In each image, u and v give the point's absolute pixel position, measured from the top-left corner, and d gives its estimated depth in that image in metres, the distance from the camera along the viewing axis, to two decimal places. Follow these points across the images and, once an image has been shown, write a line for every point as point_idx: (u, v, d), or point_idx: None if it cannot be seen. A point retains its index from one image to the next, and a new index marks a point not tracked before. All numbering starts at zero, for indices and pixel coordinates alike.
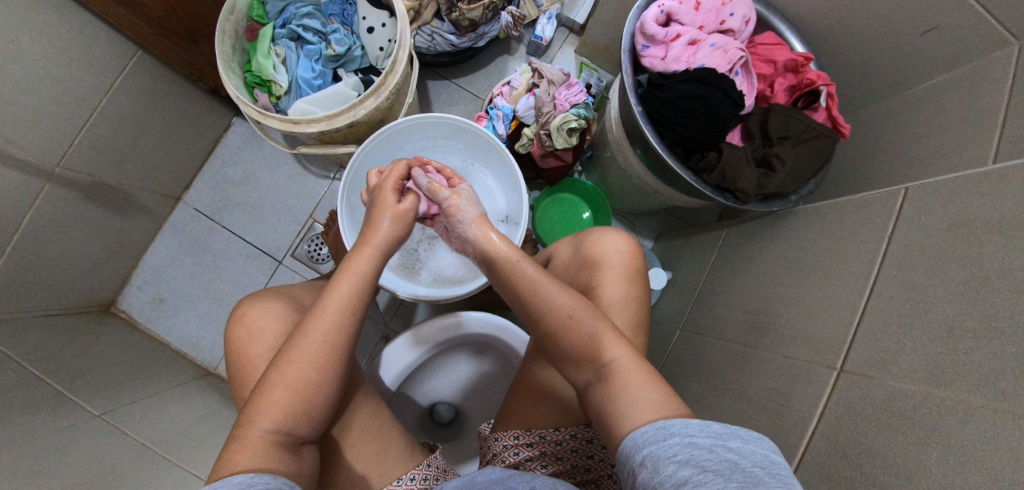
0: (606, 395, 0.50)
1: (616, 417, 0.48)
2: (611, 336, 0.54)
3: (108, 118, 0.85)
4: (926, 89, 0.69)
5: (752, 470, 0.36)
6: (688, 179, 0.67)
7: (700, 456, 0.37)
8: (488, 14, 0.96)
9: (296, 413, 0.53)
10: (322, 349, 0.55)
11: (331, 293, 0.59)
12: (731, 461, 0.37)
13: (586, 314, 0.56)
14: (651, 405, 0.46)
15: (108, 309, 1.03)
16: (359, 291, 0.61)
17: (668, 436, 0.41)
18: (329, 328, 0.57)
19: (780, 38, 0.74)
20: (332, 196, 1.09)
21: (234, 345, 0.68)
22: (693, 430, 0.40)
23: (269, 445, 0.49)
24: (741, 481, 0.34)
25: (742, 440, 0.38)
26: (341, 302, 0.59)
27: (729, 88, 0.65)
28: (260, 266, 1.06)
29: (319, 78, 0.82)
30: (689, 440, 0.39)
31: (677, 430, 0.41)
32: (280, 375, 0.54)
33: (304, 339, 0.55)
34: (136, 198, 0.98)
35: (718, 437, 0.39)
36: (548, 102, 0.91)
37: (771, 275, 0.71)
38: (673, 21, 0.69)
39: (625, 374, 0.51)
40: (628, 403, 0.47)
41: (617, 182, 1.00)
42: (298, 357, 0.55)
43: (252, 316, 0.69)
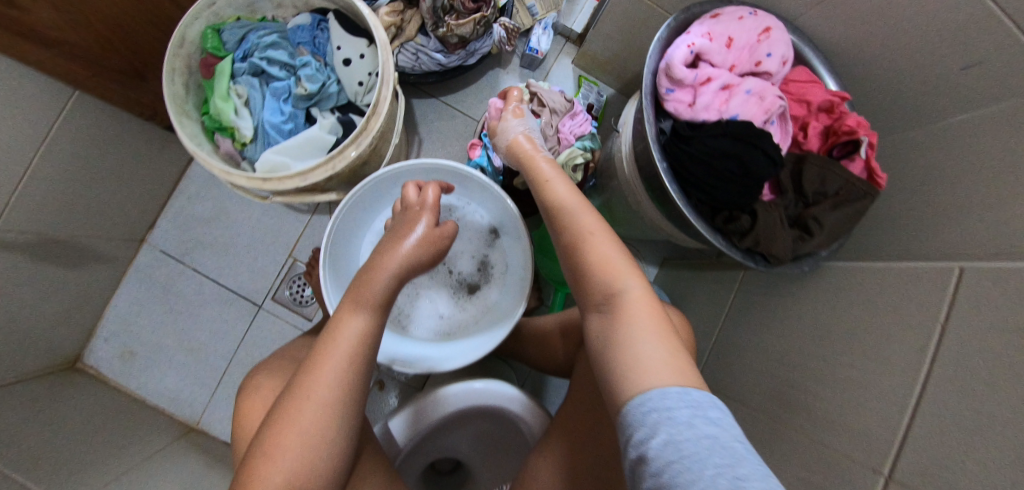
0: (615, 331, 0.46)
1: (623, 362, 0.44)
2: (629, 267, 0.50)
3: (47, 167, 0.73)
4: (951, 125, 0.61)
5: (732, 446, 0.35)
6: (719, 246, 0.59)
7: (678, 438, 0.35)
8: (479, 28, 0.85)
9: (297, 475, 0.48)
10: (322, 399, 0.50)
11: (341, 324, 0.55)
12: (711, 436, 0.35)
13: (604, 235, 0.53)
14: (667, 369, 0.41)
15: (74, 366, 0.95)
16: (366, 332, 0.56)
17: (646, 415, 0.38)
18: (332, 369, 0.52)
19: (816, 74, 0.66)
20: (313, 232, 0.99)
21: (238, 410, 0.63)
22: (671, 402, 0.38)
23: None
24: (720, 466, 0.33)
25: (717, 411, 0.38)
26: (350, 337, 0.54)
27: (767, 146, 0.57)
28: (237, 312, 0.97)
29: (290, 122, 0.70)
30: (666, 418, 0.37)
31: (654, 403, 0.38)
32: (279, 434, 0.49)
33: (305, 381, 0.51)
34: (91, 248, 0.87)
35: (697, 407, 0.37)
36: (551, 135, 0.82)
37: (799, 341, 0.65)
38: (701, 61, 0.60)
39: (638, 309, 0.47)
40: (641, 353, 0.43)
41: (622, 213, 0.92)
42: (296, 403, 0.50)
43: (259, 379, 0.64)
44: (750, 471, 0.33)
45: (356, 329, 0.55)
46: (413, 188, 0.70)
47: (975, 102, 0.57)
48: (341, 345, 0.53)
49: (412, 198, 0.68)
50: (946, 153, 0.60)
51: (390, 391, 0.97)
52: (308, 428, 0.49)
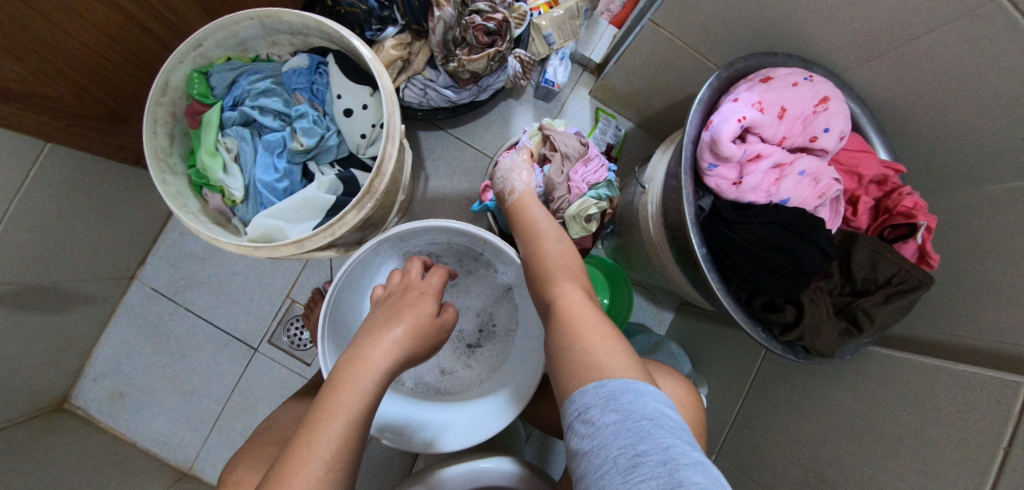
0: (556, 336, 0.48)
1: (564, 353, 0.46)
2: (567, 279, 0.55)
3: (25, 214, 0.67)
4: (1007, 203, 0.54)
5: (641, 423, 0.36)
6: (760, 340, 0.53)
7: (592, 432, 0.37)
8: (493, 64, 0.79)
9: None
10: None
11: (319, 424, 0.50)
12: (620, 419, 0.37)
13: (548, 261, 0.59)
14: (611, 364, 0.42)
15: (61, 407, 0.90)
16: (348, 437, 0.51)
17: (571, 413, 0.41)
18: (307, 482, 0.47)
19: (867, 142, 0.61)
20: (312, 271, 0.94)
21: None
22: (589, 396, 0.40)
23: None
24: (623, 447, 0.35)
25: (633, 392, 0.39)
26: (328, 442, 0.49)
27: (823, 240, 0.51)
28: (233, 354, 0.93)
29: (285, 180, 0.64)
30: (584, 414, 0.39)
31: (577, 403, 0.40)
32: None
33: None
34: (76, 290, 0.82)
35: (611, 397, 0.39)
36: (560, 184, 0.75)
37: (836, 430, 0.61)
38: (751, 133, 0.55)
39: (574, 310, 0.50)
40: (576, 349, 0.45)
41: (639, 262, 0.86)
42: None
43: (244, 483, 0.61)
44: (655, 444, 0.35)
45: (344, 418, 0.51)
46: (419, 267, 0.72)
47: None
48: (321, 449, 0.48)
49: (416, 278, 0.69)
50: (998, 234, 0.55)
51: None
52: None
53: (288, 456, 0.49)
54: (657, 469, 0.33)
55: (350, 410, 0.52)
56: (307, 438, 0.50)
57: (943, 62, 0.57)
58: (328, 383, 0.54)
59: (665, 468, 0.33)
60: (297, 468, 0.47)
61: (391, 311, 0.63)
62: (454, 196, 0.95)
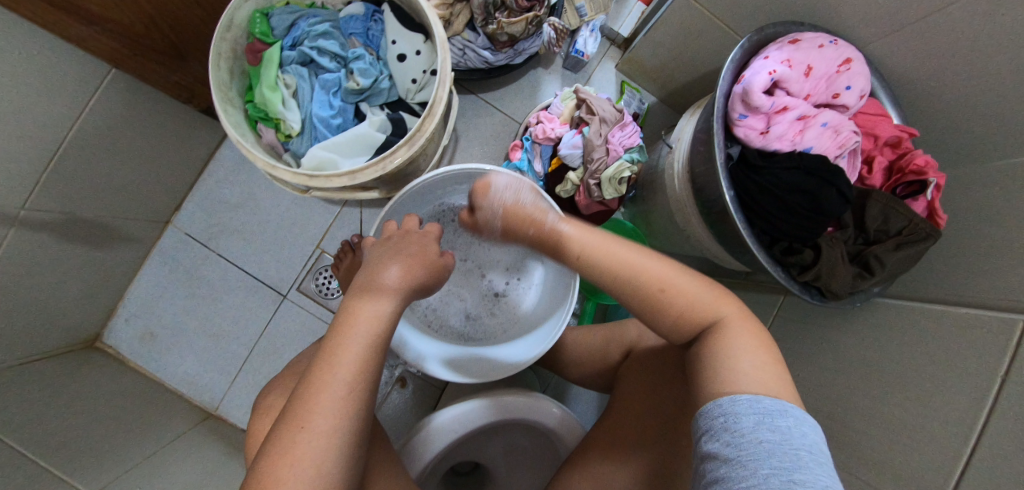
0: (712, 358, 0.45)
1: (717, 370, 0.44)
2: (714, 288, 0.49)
3: (81, 147, 0.71)
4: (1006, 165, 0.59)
5: (797, 453, 0.37)
6: (780, 277, 0.58)
7: (741, 442, 0.38)
8: (530, 28, 0.83)
9: (308, 478, 0.46)
10: (322, 431, 0.48)
11: (340, 347, 0.53)
12: (774, 442, 0.38)
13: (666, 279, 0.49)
14: (771, 381, 0.43)
15: (93, 345, 0.93)
16: (366, 359, 0.53)
17: (713, 419, 0.41)
18: (330, 398, 0.50)
19: (884, 108, 0.66)
20: (343, 224, 0.98)
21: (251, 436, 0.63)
22: (739, 408, 0.40)
23: None
24: (776, 469, 0.36)
25: (785, 417, 0.39)
26: (348, 364, 0.52)
27: (842, 185, 0.56)
28: (262, 300, 0.96)
29: (339, 117, 0.69)
30: (732, 422, 0.40)
31: (725, 410, 0.41)
32: (284, 453, 0.47)
33: (302, 406, 0.49)
34: (119, 228, 0.85)
35: (765, 415, 0.39)
36: (599, 146, 0.79)
37: (842, 375, 0.66)
38: (778, 89, 0.59)
39: (727, 327, 0.47)
40: (740, 368, 0.43)
41: (659, 225, 0.91)
42: (290, 430, 0.48)
43: (272, 403, 0.64)
44: (811, 478, 0.36)
45: (361, 343, 0.53)
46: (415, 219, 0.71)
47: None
48: (341, 371, 0.51)
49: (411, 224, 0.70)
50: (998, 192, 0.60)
51: (413, 387, 0.97)
52: (315, 437, 0.48)
53: (311, 379, 0.51)
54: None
55: (366, 334, 0.54)
56: (327, 360, 0.52)
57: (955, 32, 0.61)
58: (341, 313, 0.57)
59: None
60: (320, 386, 0.50)
61: (388, 254, 0.63)
62: (483, 158, 0.99)
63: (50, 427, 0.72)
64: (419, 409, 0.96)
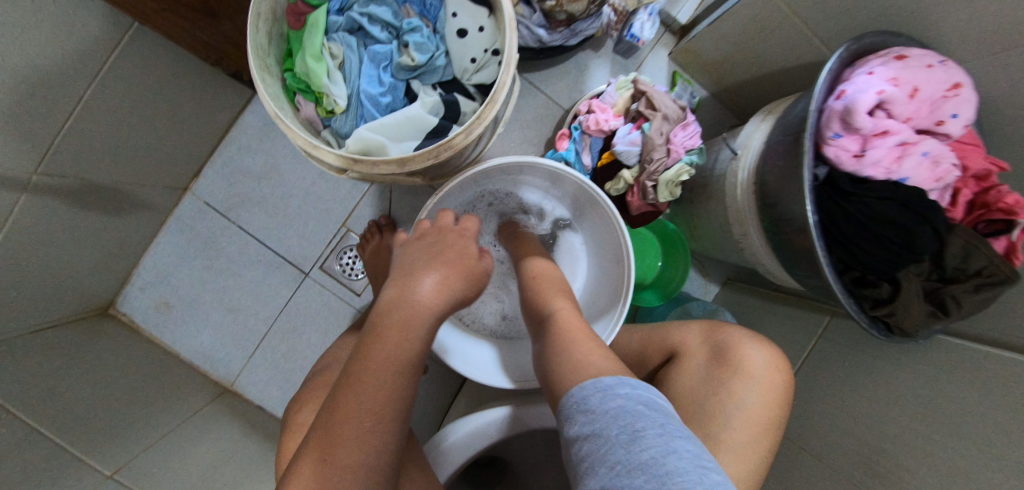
0: (551, 342, 0.56)
1: (559, 359, 0.53)
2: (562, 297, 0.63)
3: (97, 108, 0.65)
4: None
5: (637, 407, 0.42)
6: (853, 310, 0.56)
7: (592, 421, 0.42)
8: (592, 8, 0.76)
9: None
10: (346, 464, 0.44)
11: (365, 369, 0.48)
12: (620, 405, 0.42)
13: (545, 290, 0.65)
14: (599, 361, 0.50)
15: (106, 311, 0.89)
16: (394, 385, 0.48)
17: (573, 408, 0.46)
18: (354, 429, 0.46)
19: (979, 138, 0.60)
20: (371, 203, 0.93)
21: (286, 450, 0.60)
22: (588, 392, 0.45)
23: None
24: (620, 425, 0.40)
25: (627, 385, 0.44)
26: (373, 392, 0.47)
27: (939, 222, 0.53)
28: (283, 276, 0.92)
29: (389, 95, 0.64)
30: (584, 406, 0.44)
31: (579, 399, 0.46)
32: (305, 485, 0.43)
33: (326, 432, 0.46)
34: (135, 194, 0.79)
35: (607, 389, 0.45)
36: (660, 145, 0.74)
37: (889, 407, 0.65)
38: (879, 109, 0.54)
39: (570, 329, 0.57)
40: (574, 353, 0.52)
41: (705, 231, 0.87)
42: (312, 458, 0.45)
43: (306, 416, 0.62)
44: (649, 421, 0.40)
45: (388, 368, 0.48)
46: (451, 216, 0.66)
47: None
48: (365, 396, 0.47)
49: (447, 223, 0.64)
50: None
51: (436, 376, 0.95)
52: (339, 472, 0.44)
53: (335, 401, 0.47)
54: (654, 440, 0.38)
55: (388, 361, 0.49)
56: (352, 382, 0.48)
57: None
58: (369, 325, 0.52)
59: (659, 437, 0.38)
60: (342, 413, 0.46)
61: (427, 258, 0.58)
62: (524, 144, 0.93)
63: (66, 401, 0.69)
64: (442, 398, 0.95)
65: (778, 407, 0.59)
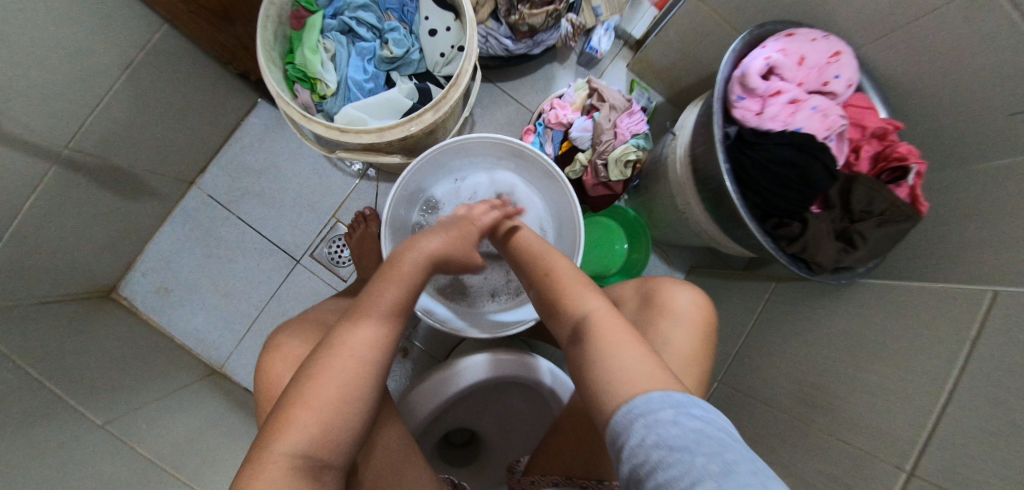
0: (591, 346, 0.51)
1: (606, 389, 0.47)
2: (587, 292, 0.58)
3: (122, 100, 0.76)
4: (991, 168, 0.64)
5: (716, 434, 0.39)
6: (769, 245, 0.64)
7: (665, 438, 0.39)
8: (550, 21, 0.88)
9: (319, 436, 0.47)
10: (357, 363, 0.51)
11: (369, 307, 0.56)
12: (696, 428, 0.39)
13: (560, 278, 0.61)
14: (637, 373, 0.46)
15: (109, 295, 0.96)
16: (397, 313, 0.57)
17: (633, 420, 0.42)
18: (367, 338, 0.53)
19: (873, 102, 0.70)
20: (360, 196, 1.02)
21: (270, 382, 0.64)
22: (655, 405, 0.42)
23: (289, 469, 0.45)
24: (708, 455, 0.37)
25: (702, 409, 0.41)
26: (381, 311, 0.56)
27: (828, 159, 0.62)
28: (276, 263, 1.00)
29: (371, 82, 0.76)
30: (652, 422, 0.41)
31: (642, 410, 0.42)
32: (316, 372, 0.50)
33: (343, 340, 0.53)
34: (148, 182, 0.89)
35: (679, 406, 0.41)
36: (607, 129, 0.85)
37: (823, 349, 0.71)
38: (774, 74, 0.64)
39: (606, 332, 0.52)
40: (616, 365, 0.48)
41: (663, 214, 0.96)
42: (327, 363, 0.51)
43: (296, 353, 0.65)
44: (735, 455, 0.38)
45: (395, 296, 0.57)
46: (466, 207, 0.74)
47: (1002, 150, 0.63)
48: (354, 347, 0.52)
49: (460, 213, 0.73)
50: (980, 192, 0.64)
51: (415, 357, 0.99)
52: (355, 365, 0.51)
53: (342, 325, 0.55)
54: (750, 477, 0.36)
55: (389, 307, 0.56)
56: (347, 330, 0.54)
57: (945, 44, 0.66)
58: (325, 341, 0.54)
59: (752, 474, 0.36)
60: (354, 334, 0.53)
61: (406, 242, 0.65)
62: None
63: (64, 361, 0.75)
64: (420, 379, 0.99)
65: (707, 342, 0.62)
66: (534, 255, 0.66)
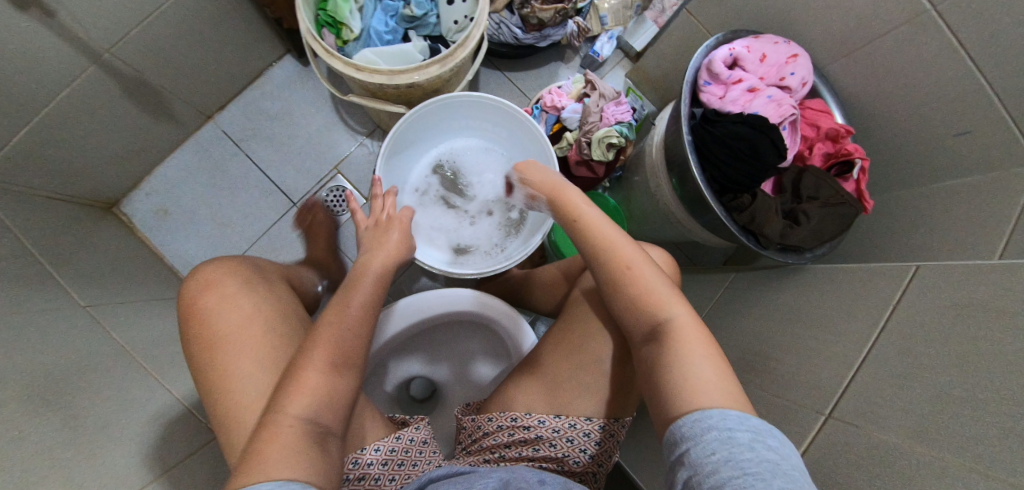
0: (670, 355, 0.52)
1: (682, 395, 0.48)
2: (672, 296, 0.57)
3: (167, 25, 0.83)
4: (954, 186, 0.70)
5: (790, 471, 0.40)
6: (720, 212, 0.71)
7: (739, 456, 0.41)
8: (558, 17, 0.99)
9: (323, 402, 0.51)
10: (351, 330, 0.58)
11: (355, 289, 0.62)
12: (772, 461, 0.40)
13: (642, 276, 0.58)
14: (716, 383, 0.49)
15: (110, 209, 1.02)
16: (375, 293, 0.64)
17: (706, 429, 0.44)
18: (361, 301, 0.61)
19: (828, 106, 0.79)
20: (363, 153, 1.10)
21: (205, 333, 0.58)
22: (733, 423, 0.43)
23: (303, 432, 0.48)
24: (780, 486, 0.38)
25: (777, 442, 0.43)
26: (365, 290, 0.63)
27: (777, 138, 0.70)
28: (274, 204, 1.07)
29: (391, 34, 0.86)
30: (729, 437, 0.42)
31: (718, 423, 0.44)
32: (321, 339, 0.56)
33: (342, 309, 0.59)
34: (171, 107, 0.97)
35: (756, 433, 0.43)
36: (595, 112, 0.94)
37: (768, 322, 0.77)
38: (737, 66, 0.74)
39: (687, 337, 0.53)
40: (697, 374, 0.49)
41: (639, 204, 1.03)
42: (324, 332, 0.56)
43: (242, 302, 0.60)
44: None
45: (371, 279, 0.65)
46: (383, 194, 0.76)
47: (949, 162, 0.72)
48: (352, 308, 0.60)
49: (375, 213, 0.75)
50: (924, 204, 0.74)
51: None
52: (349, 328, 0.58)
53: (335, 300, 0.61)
54: None
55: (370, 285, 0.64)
56: (341, 303, 0.60)
57: (891, 63, 0.76)
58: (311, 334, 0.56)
59: None
60: (347, 306, 0.60)
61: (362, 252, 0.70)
62: None
63: (57, 250, 0.78)
64: None
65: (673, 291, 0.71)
66: (602, 245, 0.62)
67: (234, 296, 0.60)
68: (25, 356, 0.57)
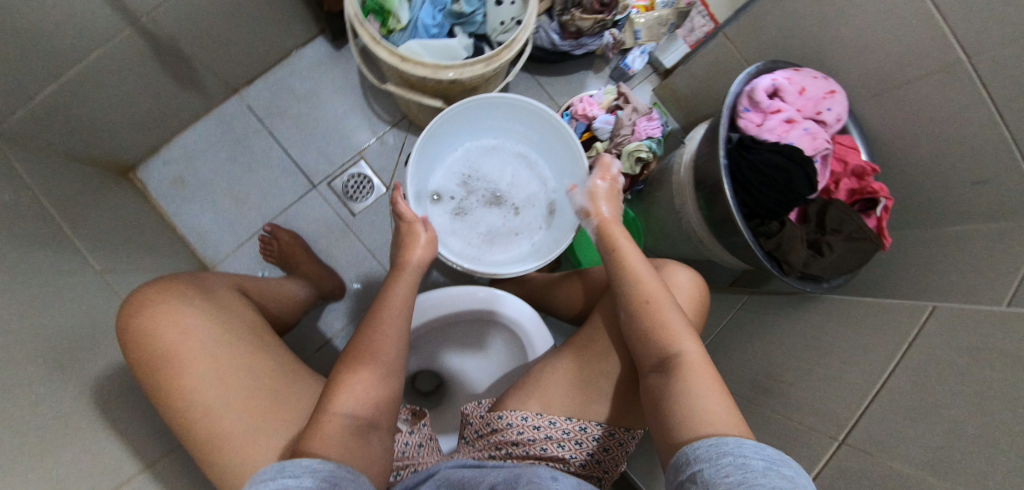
0: (678, 387, 0.54)
1: (690, 426, 0.50)
2: (683, 332, 0.58)
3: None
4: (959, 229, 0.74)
5: None
6: (750, 236, 0.73)
7: (752, 479, 0.40)
8: (597, 27, 0.99)
9: (364, 399, 0.53)
10: (389, 334, 0.60)
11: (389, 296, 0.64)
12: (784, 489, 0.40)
13: (659, 310, 0.60)
14: (720, 416, 0.50)
15: (126, 173, 0.99)
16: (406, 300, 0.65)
17: (720, 454, 0.44)
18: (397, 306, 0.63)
19: (857, 143, 0.82)
20: (388, 142, 1.10)
21: (149, 354, 0.54)
22: (747, 451, 0.44)
23: (344, 428, 0.50)
24: None
25: (793, 474, 0.42)
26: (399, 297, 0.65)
27: (810, 170, 0.72)
28: (293, 184, 1.06)
29: (437, 28, 0.87)
30: (741, 462, 0.42)
31: (732, 449, 0.44)
32: (364, 343, 0.58)
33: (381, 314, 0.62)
34: (200, 77, 0.95)
35: (771, 462, 0.42)
36: (627, 126, 0.96)
37: (781, 347, 0.80)
38: (777, 96, 0.76)
39: (696, 371, 0.54)
40: (703, 406, 0.51)
41: (659, 219, 1.05)
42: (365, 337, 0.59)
43: (184, 317, 0.56)
44: None
45: (404, 286, 0.66)
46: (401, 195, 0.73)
47: (964, 206, 0.75)
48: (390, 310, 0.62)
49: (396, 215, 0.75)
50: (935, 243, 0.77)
51: None
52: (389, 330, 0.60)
53: (373, 308, 0.63)
54: None
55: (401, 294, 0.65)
56: (380, 310, 0.62)
57: (920, 108, 0.79)
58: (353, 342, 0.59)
59: None
60: (386, 312, 0.62)
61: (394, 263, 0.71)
62: None
63: (73, 212, 0.76)
64: None
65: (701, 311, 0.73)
66: (631, 277, 0.64)
67: (173, 310, 0.56)
68: (48, 321, 0.55)
